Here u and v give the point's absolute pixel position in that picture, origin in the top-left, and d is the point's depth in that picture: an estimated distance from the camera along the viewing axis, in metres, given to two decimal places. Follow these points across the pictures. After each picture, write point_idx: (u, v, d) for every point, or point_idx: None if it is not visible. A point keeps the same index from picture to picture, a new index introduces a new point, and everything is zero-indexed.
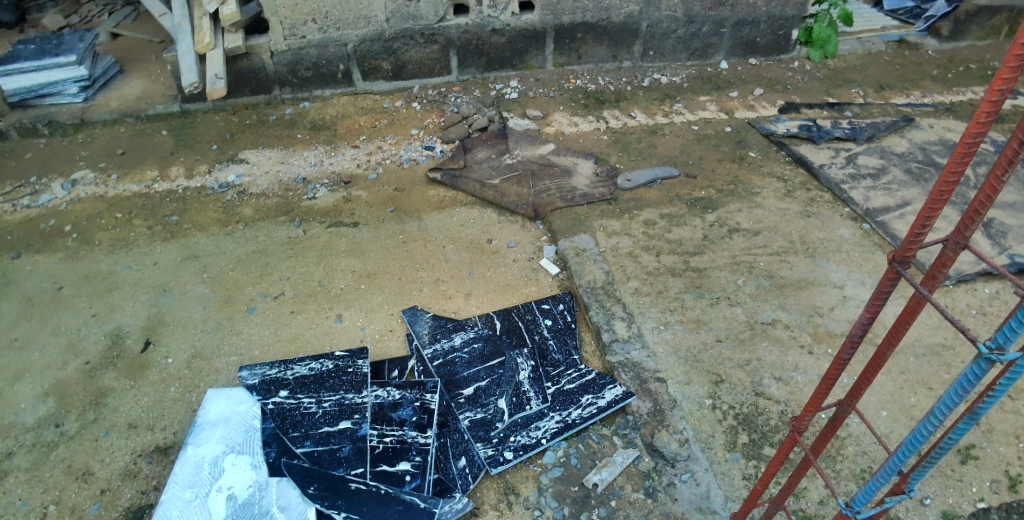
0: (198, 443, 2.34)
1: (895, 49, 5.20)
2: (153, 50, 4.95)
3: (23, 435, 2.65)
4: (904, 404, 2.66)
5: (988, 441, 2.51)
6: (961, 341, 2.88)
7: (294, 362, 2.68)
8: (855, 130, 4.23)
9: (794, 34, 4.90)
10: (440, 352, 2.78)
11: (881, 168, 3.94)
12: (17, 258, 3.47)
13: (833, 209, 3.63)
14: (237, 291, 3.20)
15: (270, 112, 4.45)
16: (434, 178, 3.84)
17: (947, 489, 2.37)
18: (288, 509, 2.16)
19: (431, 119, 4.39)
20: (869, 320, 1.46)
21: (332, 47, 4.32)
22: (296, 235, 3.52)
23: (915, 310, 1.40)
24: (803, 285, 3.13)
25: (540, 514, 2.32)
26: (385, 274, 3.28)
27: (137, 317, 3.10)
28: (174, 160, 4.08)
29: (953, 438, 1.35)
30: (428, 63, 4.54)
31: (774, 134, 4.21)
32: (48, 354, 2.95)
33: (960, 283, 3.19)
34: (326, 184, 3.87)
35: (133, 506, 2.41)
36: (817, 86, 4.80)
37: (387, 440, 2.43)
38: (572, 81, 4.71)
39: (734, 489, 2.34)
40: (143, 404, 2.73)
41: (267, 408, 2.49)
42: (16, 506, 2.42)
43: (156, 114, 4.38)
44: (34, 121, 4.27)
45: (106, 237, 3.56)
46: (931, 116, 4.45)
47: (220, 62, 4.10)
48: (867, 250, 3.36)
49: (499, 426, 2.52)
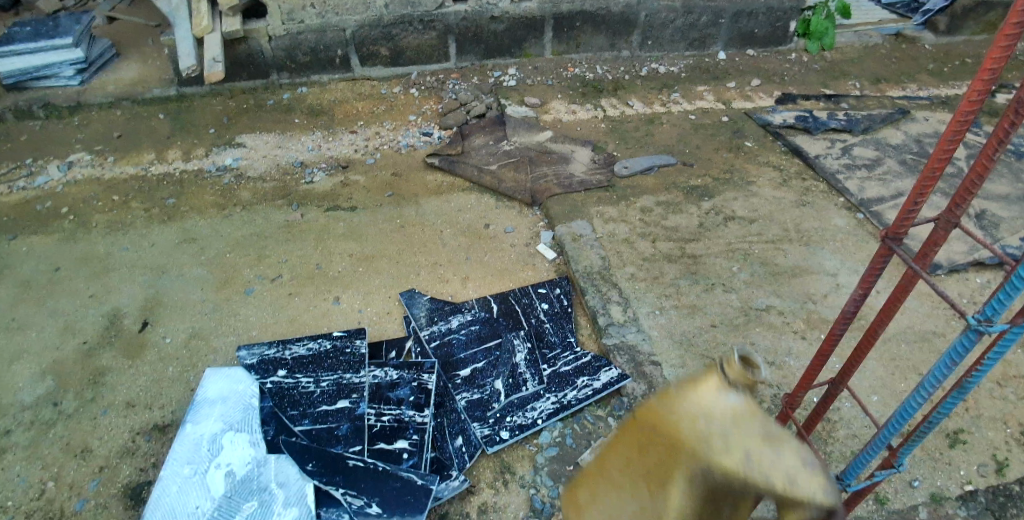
0: (196, 421, 2.36)
1: (892, 43, 5.23)
2: (150, 34, 4.93)
3: (21, 413, 2.66)
4: (894, 389, 2.69)
5: (976, 426, 2.56)
6: (951, 329, 2.92)
7: (293, 342, 2.71)
8: (851, 122, 4.25)
9: (792, 25, 4.92)
10: (437, 334, 2.80)
11: (876, 159, 3.97)
12: (13, 239, 3.47)
13: (827, 199, 3.66)
14: (234, 274, 3.21)
15: (268, 97, 4.44)
16: (432, 163, 3.85)
17: (935, 471, 2.41)
18: (286, 485, 2.18)
19: (428, 105, 4.39)
20: (861, 296, 1.50)
21: (330, 32, 4.31)
22: (294, 218, 3.53)
23: (906, 288, 1.43)
24: (797, 272, 3.17)
25: (536, 492, 2.34)
26: (383, 258, 3.29)
27: (135, 298, 3.10)
28: (171, 144, 4.07)
29: (941, 412, 1.39)
30: (426, 50, 4.55)
31: (770, 125, 4.24)
32: (46, 334, 2.96)
33: (952, 272, 3.23)
34: (324, 168, 3.88)
35: (131, 483, 2.43)
36: (813, 77, 4.82)
37: (384, 419, 2.46)
38: (570, 69, 4.72)
39: None
40: (141, 383, 2.74)
41: (266, 386, 2.52)
42: (15, 482, 2.44)
43: (153, 98, 4.37)
44: (29, 103, 4.25)
45: (103, 219, 3.56)
46: (926, 109, 4.48)
47: (218, 46, 4.09)
48: (860, 238, 3.40)
49: (495, 406, 2.55)
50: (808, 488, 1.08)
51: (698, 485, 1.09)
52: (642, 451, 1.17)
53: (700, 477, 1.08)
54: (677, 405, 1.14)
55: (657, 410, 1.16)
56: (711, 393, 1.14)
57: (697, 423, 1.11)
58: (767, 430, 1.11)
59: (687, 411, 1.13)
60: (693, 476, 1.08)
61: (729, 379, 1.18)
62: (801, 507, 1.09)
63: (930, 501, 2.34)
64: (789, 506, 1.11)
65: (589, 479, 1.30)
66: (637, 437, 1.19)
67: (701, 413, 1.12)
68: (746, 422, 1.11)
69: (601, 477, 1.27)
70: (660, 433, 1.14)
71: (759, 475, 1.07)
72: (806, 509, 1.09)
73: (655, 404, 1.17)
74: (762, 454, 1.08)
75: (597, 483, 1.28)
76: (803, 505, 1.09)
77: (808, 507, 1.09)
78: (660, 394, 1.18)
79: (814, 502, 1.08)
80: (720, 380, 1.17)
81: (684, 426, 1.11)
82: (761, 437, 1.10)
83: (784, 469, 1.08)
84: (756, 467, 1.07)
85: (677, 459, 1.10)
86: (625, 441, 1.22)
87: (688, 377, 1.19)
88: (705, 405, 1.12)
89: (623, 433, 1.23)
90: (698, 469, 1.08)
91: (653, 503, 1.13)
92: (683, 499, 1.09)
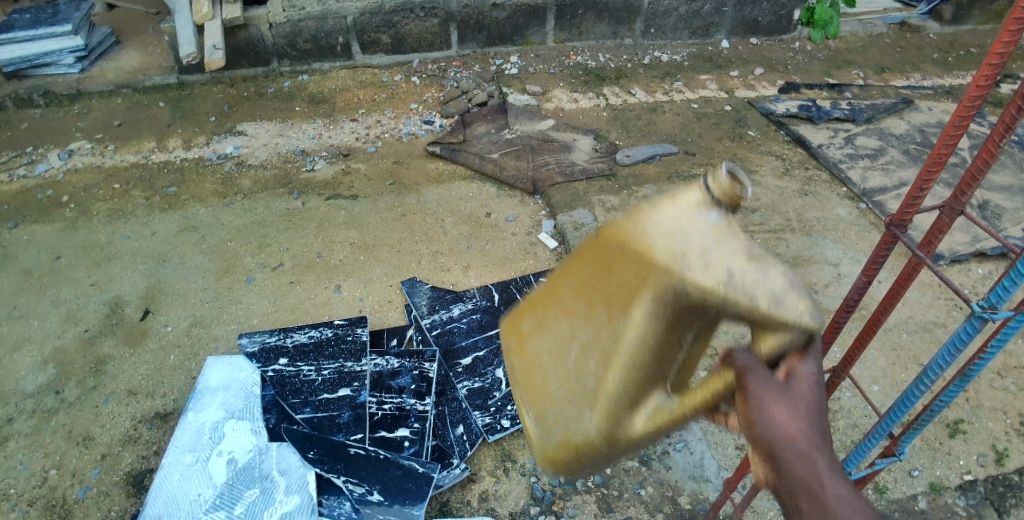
0: (199, 409, 2.37)
1: (896, 31, 5.19)
2: (150, 22, 4.90)
3: (24, 401, 2.67)
4: (895, 379, 2.69)
5: (977, 416, 2.56)
6: (952, 319, 2.92)
7: (294, 330, 2.71)
8: (854, 111, 4.23)
9: (796, 14, 4.88)
10: (438, 323, 2.80)
11: (879, 149, 3.95)
12: (14, 228, 3.47)
13: (830, 189, 3.64)
14: (236, 262, 3.21)
15: (268, 84, 4.42)
16: (433, 152, 3.84)
17: (935, 461, 2.42)
18: (288, 472, 2.17)
19: (430, 93, 4.36)
20: (865, 284, 1.48)
21: (331, 19, 4.29)
22: (295, 207, 3.52)
23: (909, 277, 1.41)
24: (799, 262, 3.16)
25: (536, 480, 2.34)
26: (384, 246, 3.29)
27: (136, 286, 3.11)
28: (171, 132, 4.06)
29: (943, 400, 1.38)
30: (428, 38, 4.52)
31: (773, 114, 4.21)
32: (48, 322, 2.96)
33: (954, 262, 3.22)
34: (325, 156, 3.87)
35: (133, 471, 2.43)
36: (817, 66, 4.79)
37: (386, 407, 2.47)
38: (573, 57, 4.70)
39: (726, 458, 2.38)
40: (143, 371, 2.75)
41: (268, 374, 2.52)
42: (18, 470, 2.45)
43: (153, 86, 4.35)
44: (29, 91, 4.24)
45: (104, 208, 3.56)
46: (930, 98, 4.45)
47: (218, 34, 4.06)
48: (863, 228, 3.38)
49: (496, 394, 2.55)
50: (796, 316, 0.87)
51: (664, 308, 0.91)
52: (603, 273, 1.00)
53: (668, 297, 0.90)
54: (648, 223, 0.95)
55: (622, 229, 0.98)
56: (690, 211, 0.93)
57: (672, 242, 0.91)
58: (755, 250, 0.90)
59: (661, 228, 0.93)
60: (661, 296, 0.91)
61: (713, 192, 0.93)
62: (784, 335, 0.90)
63: (930, 491, 2.34)
64: (769, 334, 0.91)
65: (538, 305, 1.14)
66: (597, 257, 1.02)
67: (676, 230, 0.92)
68: (731, 241, 0.90)
69: (551, 301, 1.10)
70: (626, 251, 0.96)
71: (741, 300, 0.87)
72: (791, 338, 0.90)
73: (620, 222, 0.99)
74: (749, 273, 0.88)
75: (547, 309, 1.11)
76: (785, 333, 0.89)
77: (793, 336, 0.89)
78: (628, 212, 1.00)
79: (801, 330, 0.89)
80: (702, 195, 0.94)
81: (654, 244, 0.93)
82: (747, 256, 0.89)
83: (767, 290, 0.87)
84: (738, 288, 0.87)
85: (642, 279, 0.93)
86: (583, 263, 1.05)
87: (666, 192, 0.97)
88: (682, 223, 0.92)
89: (583, 254, 1.06)
90: (665, 289, 0.90)
91: (610, 328, 0.97)
92: (643, 324, 0.93)
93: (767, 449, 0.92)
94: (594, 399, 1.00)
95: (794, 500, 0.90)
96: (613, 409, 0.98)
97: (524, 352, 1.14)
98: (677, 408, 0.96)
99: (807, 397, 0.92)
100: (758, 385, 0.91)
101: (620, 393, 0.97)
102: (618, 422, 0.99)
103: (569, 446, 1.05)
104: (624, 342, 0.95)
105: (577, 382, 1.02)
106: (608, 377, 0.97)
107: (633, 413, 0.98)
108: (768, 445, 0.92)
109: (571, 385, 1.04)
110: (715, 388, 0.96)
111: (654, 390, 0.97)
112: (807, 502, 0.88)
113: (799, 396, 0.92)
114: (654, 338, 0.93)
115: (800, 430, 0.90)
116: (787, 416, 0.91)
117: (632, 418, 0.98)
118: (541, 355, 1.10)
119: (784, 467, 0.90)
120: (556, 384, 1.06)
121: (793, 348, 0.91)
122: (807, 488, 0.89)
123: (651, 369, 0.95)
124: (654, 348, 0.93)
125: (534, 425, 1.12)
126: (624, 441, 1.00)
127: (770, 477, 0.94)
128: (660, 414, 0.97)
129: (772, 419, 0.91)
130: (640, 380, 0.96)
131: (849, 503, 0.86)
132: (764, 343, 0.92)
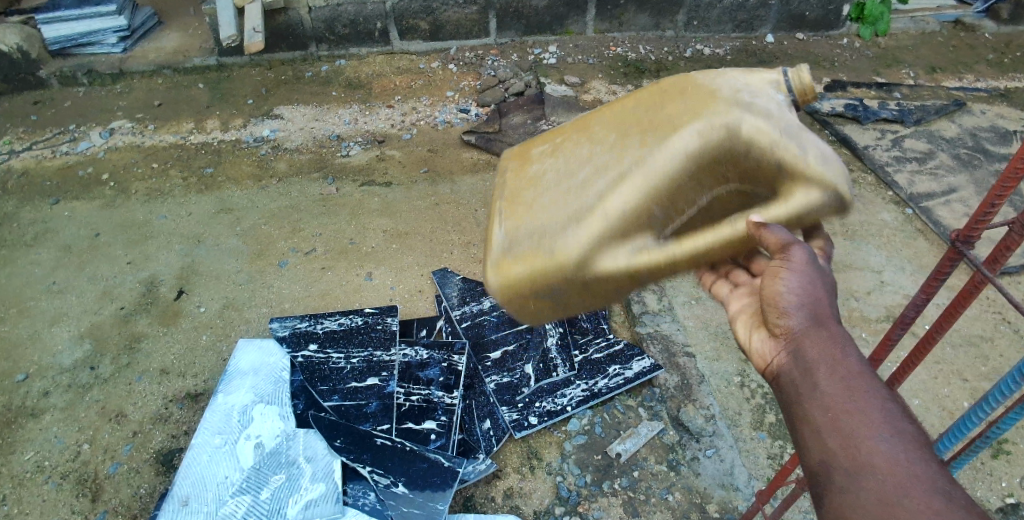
0: (228, 392, 2.38)
1: (950, 30, 4.99)
2: (192, 4, 4.94)
3: (60, 376, 2.72)
4: (937, 393, 2.58)
5: (1022, 437, 2.45)
6: (1000, 334, 2.80)
7: (324, 316, 2.70)
8: (903, 112, 4.07)
9: (845, 9, 4.72)
10: (469, 315, 2.77)
11: (928, 152, 3.79)
12: (56, 204, 3.53)
13: (875, 192, 3.52)
14: (269, 246, 3.22)
15: (306, 68, 4.43)
16: (468, 141, 3.82)
17: (975, 482, 2.31)
18: (314, 460, 2.16)
19: (466, 81, 4.32)
20: (923, 301, 1.36)
21: (370, 5, 4.28)
22: (329, 192, 3.52)
23: (970, 295, 1.28)
24: (840, 268, 3.06)
25: (562, 480, 2.32)
26: (416, 235, 3.27)
27: (171, 265, 3.14)
28: (210, 114, 4.09)
29: (1000, 429, 1.30)
30: (466, 25, 4.48)
31: (818, 112, 4.08)
32: (85, 298, 3.01)
33: (1003, 274, 3.08)
34: (360, 142, 3.86)
35: (163, 449, 2.46)
36: (866, 64, 4.62)
37: (413, 399, 2.46)
38: (612, 48, 4.60)
39: (758, 468, 2.31)
40: (176, 351, 2.78)
41: (297, 360, 2.53)
42: (53, 443, 2.50)
43: (193, 67, 4.39)
44: (73, 69, 4.30)
45: (142, 187, 3.60)
46: (984, 101, 4.26)
47: (258, 16, 4.08)
48: (908, 235, 3.26)
49: (525, 390, 2.51)
50: (831, 175, 1.23)
51: (705, 143, 1.24)
52: (648, 112, 1.35)
53: (716, 132, 1.24)
54: (716, 79, 1.31)
55: (688, 80, 1.34)
56: (765, 84, 1.29)
57: (739, 93, 1.27)
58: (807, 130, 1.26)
59: (730, 85, 1.29)
60: (705, 132, 1.24)
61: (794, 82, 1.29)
62: (811, 195, 1.24)
63: None
64: (798, 192, 1.25)
65: (561, 139, 1.50)
66: (649, 102, 1.36)
67: (743, 89, 1.28)
68: (786, 113, 1.27)
69: (574, 136, 1.46)
70: (688, 95, 1.30)
71: (785, 152, 1.23)
72: (815, 199, 1.24)
73: (690, 77, 1.35)
74: (795, 138, 1.24)
75: (569, 142, 1.47)
76: (812, 196, 1.24)
77: (825, 196, 1.24)
78: (695, 73, 1.36)
79: (829, 192, 1.23)
80: (778, 77, 1.30)
81: (720, 92, 1.28)
82: (798, 128, 1.26)
83: (812, 155, 1.24)
84: (785, 142, 1.23)
85: (695, 115, 1.26)
86: (630, 107, 1.40)
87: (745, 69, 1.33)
88: (752, 85, 1.28)
89: (626, 102, 1.42)
90: (708, 128, 1.24)
91: (635, 159, 1.30)
92: (679, 152, 1.26)
93: (795, 330, 1.18)
94: (591, 217, 1.32)
95: (815, 378, 1.12)
96: (608, 227, 1.30)
97: (528, 173, 1.49)
98: (670, 252, 1.32)
99: (829, 290, 1.22)
100: (793, 259, 1.21)
101: (622, 209, 1.29)
102: (605, 241, 1.31)
103: (533, 258, 1.36)
104: (647, 166, 1.28)
105: (580, 198, 1.35)
106: (614, 196, 1.30)
107: (627, 243, 1.31)
108: (795, 322, 1.19)
109: (575, 201, 1.36)
110: (730, 239, 1.30)
111: (650, 230, 1.31)
112: (826, 367, 1.12)
113: (824, 285, 1.21)
114: (682, 172, 1.27)
115: (824, 313, 1.18)
116: (816, 299, 1.19)
117: (619, 244, 1.31)
118: (548, 175, 1.45)
119: (812, 348, 1.15)
120: (554, 201, 1.39)
121: (811, 212, 1.26)
122: (828, 359, 1.13)
123: (662, 205, 1.29)
124: (677, 179, 1.27)
125: (500, 237, 1.42)
126: (598, 262, 1.32)
127: (789, 361, 1.18)
128: (649, 248, 1.31)
129: (802, 295, 1.18)
130: (646, 207, 1.29)
131: (869, 384, 1.09)
132: (789, 201, 1.26)
